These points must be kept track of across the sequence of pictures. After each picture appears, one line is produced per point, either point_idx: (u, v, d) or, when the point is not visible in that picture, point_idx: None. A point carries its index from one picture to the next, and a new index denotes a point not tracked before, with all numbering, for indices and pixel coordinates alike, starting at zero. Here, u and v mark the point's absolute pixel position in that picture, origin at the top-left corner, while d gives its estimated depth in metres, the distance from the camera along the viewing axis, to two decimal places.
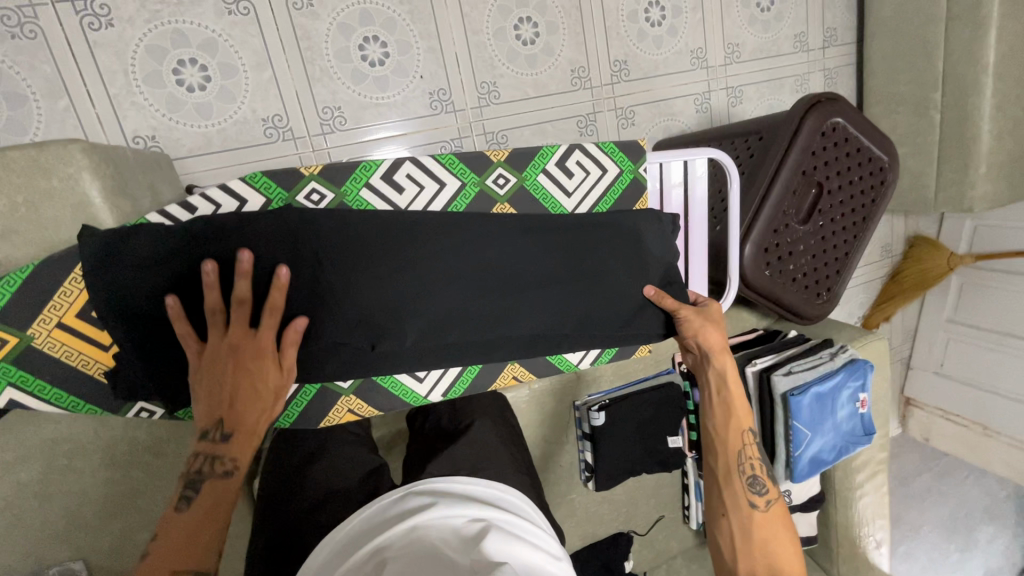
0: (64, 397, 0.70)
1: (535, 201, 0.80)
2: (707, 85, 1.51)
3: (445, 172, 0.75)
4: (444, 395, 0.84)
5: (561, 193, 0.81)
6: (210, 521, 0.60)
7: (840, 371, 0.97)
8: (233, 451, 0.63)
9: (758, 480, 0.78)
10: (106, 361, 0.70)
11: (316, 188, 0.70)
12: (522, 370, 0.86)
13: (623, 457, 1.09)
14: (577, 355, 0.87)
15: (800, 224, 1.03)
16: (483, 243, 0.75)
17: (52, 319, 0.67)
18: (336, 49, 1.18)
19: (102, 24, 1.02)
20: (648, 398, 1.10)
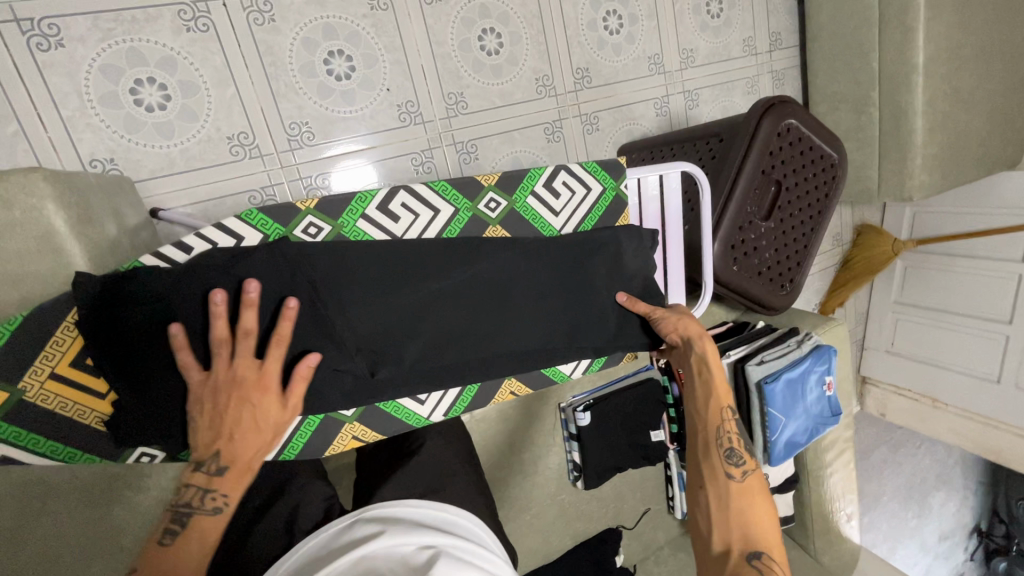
0: (59, 448, 0.68)
1: (523, 221, 0.80)
2: (666, 90, 1.57)
3: (438, 199, 0.74)
4: (445, 415, 0.84)
5: (550, 213, 0.81)
6: (197, 553, 0.64)
7: (806, 358, 1.04)
8: (223, 486, 0.66)
9: (737, 452, 0.80)
10: (103, 409, 0.70)
11: (313, 221, 0.69)
12: (519, 384, 0.87)
13: (611, 454, 1.13)
14: (570, 366, 0.89)
15: (763, 220, 1.09)
16: (473, 257, 0.77)
17: (45, 370, 0.65)
18: (300, 64, 1.16)
19: (50, 45, 0.97)
20: (628, 395, 1.14)
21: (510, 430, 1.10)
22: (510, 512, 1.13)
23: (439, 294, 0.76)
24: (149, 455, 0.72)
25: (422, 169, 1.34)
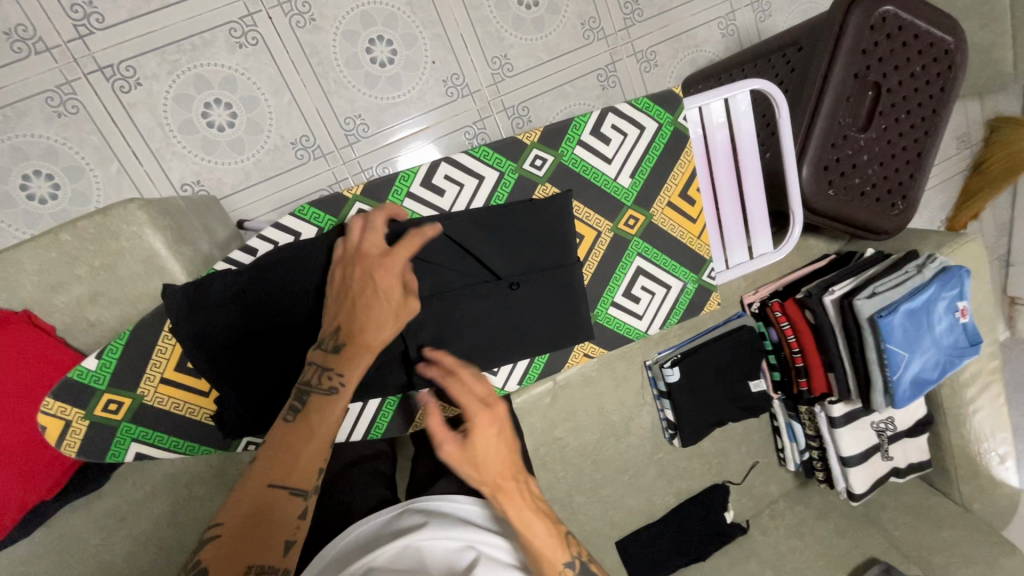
0: (180, 442, 0.76)
1: (574, 175, 0.76)
2: (730, 5, 1.40)
3: (478, 164, 0.73)
4: (519, 383, 0.84)
5: (602, 161, 0.77)
6: (316, 428, 0.60)
7: (930, 284, 0.90)
8: (339, 365, 0.63)
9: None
10: (210, 405, 0.76)
11: (362, 207, 0.71)
12: (592, 346, 0.85)
13: (706, 411, 1.07)
14: (645, 321, 0.87)
15: (860, 132, 0.95)
16: (523, 229, 0.73)
17: (156, 376, 0.73)
18: (345, 58, 1.18)
19: (131, 85, 1.07)
20: (720, 346, 1.06)
21: (598, 393, 1.07)
22: (607, 473, 1.12)
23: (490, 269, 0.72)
24: (250, 443, 0.77)
25: (477, 141, 1.32)
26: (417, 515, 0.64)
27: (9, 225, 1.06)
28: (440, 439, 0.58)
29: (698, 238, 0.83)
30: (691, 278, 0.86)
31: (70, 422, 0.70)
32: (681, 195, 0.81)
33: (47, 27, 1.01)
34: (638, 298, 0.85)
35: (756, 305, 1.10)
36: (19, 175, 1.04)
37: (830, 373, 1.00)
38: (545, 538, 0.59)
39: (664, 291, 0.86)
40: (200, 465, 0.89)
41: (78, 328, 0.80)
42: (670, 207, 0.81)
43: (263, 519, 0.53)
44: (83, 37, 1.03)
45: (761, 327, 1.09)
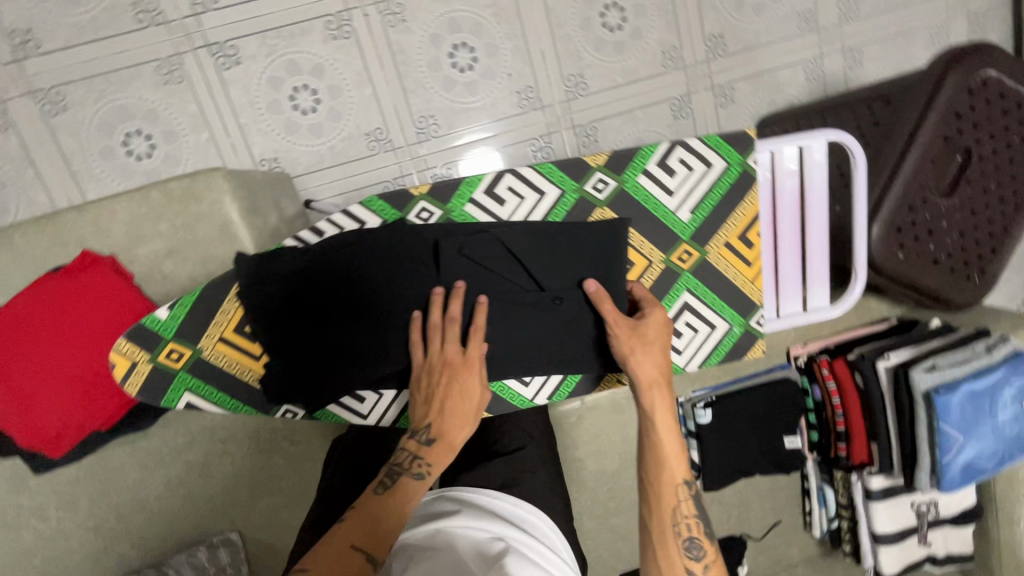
0: (225, 398, 0.75)
1: (634, 203, 0.69)
2: (819, 49, 1.37)
3: (541, 180, 0.70)
4: (548, 399, 0.79)
5: (664, 193, 0.68)
6: (392, 507, 0.60)
7: (1000, 367, 0.84)
8: (431, 457, 0.63)
9: (699, 543, 0.61)
10: (258, 370, 0.76)
11: (425, 206, 0.71)
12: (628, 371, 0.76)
13: (733, 459, 1.04)
14: (685, 356, 0.75)
15: (943, 197, 0.90)
16: (571, 249, 0.69)
17: (216, 333, 0.74)
18: (428, 60, 1.23)
19: (231, 63, 1.16)
20: (757, 394, 1.02)
21: (623, 420, 1.06)
22: (621, 503, 1.10)
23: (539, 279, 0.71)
24: (289, 412, 0.76)
25: (540, 154, 1.34)
26: (449, 503, 0.68)
27: (108, 175, 1.18)
28: (615, 317, 0.66)
29: (753, 281, 0.73)
30: (739, 321, 0.73)
31: (136, 362, 0.73)
32: (740, 237, 0.69)
33: (168, 3, 1.11)
34: (682, 333, 0.74)
35: (803, 358, 1.05)
36: (122, 132, 1.16)
37: (872, 442, 0.95)
38: (674, 449, 0.63)
39: (710, 330, 0.74)
40: (234, 423, 0.94)
41: (150, 279, 0.86)
42: (726, 247, 0.70)
43: (332, 568, 0.53)
44: (198, 14, 1.12)
45: (806, 382, 1.04)
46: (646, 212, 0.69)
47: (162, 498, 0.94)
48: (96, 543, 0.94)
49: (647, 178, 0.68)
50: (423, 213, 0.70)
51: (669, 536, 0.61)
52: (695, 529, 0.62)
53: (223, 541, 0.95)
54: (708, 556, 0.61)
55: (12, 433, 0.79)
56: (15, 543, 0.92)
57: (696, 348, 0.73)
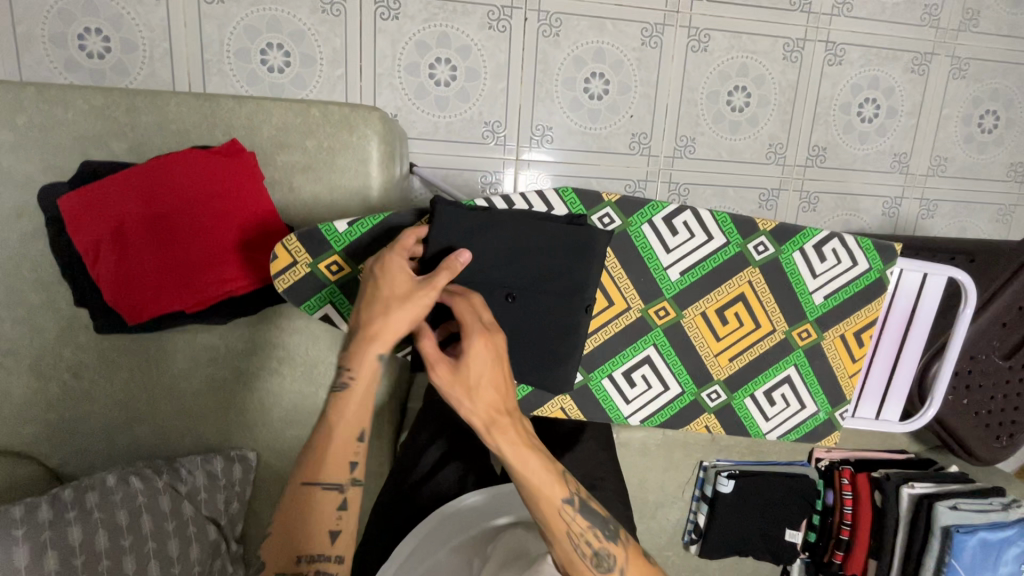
0: None
1: (782, 274, 0.74)
2: (903, 191, 1.47)
3: (714, 228, 0.73)
4: (640, 422, 0.79)
5: (809, 272, 0.74)
6: (333, 438, 0.62)
7: (1012, 525, 0.92)
8: (357, 372, 0.62)
9: (607, 554, 0.60)
10: None
11: (610, 213, 0.72)
12: (716, 422, 0.79)
13: (735, 534, 1.09)
14: (771, 422, 0.80)
15: (1001, 358, 0.98)
16: (702, 293, 0.75)
17: (379, 262, 0.73)
18: (565, 77, 1.29)
19: (390, 16, 1.19)
20: (777, 482, 1.06)
21: (646, 466, 1.09)
22: None
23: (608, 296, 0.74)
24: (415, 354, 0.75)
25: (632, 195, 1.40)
26: (515, 503, 0.77)
27: (234, 76, 1.16)
28: (433, 359, 0.60)
29: (849, 378, 0.78)
30: (826, 408, 0.79)
31: (297, 264, 0.72)
32: (856, 334, 0.76)
33: None
34: (775, 402, 0.79)
35: (825, 463, 1.10)
36: (264, 41, 1.15)
37: (871, 559, 1.01)
38: (541, 474, 0.60)
39: (798, 408, 0.79)
40: (296, 348, 0.94)
41: (278, 187, 0.87)
42: (841, 339, 0.76)
43: (303, 524, 0.61)
44: None
45: (820, 485, 1.08)
46: (790, 285, 0.74)
47: (200, 397, 0.93)
48: (116, 420, 0.92)
49: (801, 256, 0.74)
50: (608, 218, 0.71)
51: (575, 559, 0.60)
52: (597, 544, 0.60)
53: (241, 458, 0.94)
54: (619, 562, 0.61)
55: (100, 283, 0.80)
56: (39, 394, 0.89)
57: (782, 415, 0.79)
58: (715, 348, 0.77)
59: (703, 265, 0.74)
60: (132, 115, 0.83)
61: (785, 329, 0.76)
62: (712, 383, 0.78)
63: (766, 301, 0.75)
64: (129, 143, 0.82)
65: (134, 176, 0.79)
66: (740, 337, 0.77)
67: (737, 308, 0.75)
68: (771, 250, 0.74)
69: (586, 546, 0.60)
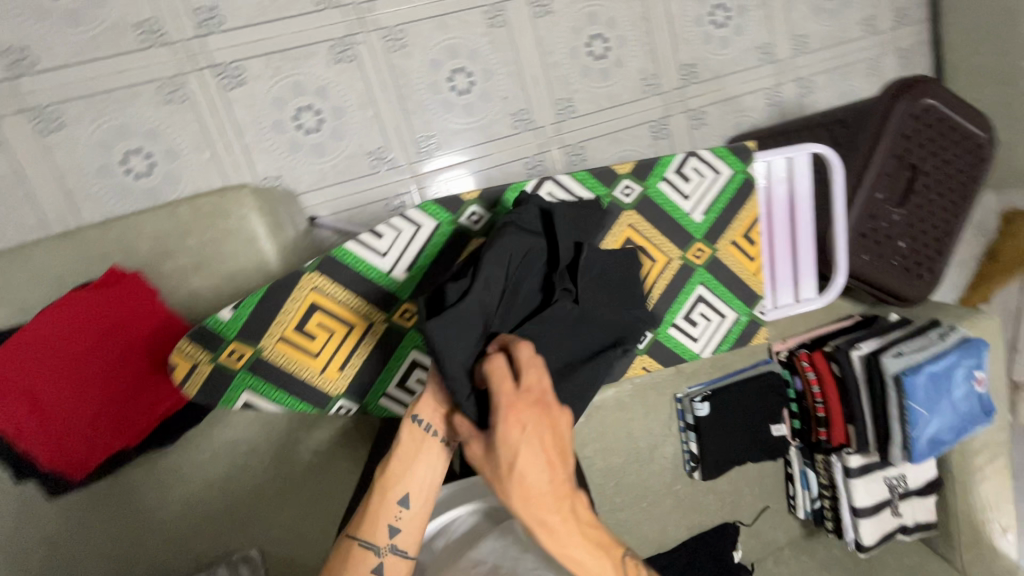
0: (284, 396, 0.71)
1: (655, 207, 0.76)
2: (777, 79, 1.53)
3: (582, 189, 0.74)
4: None
5: (680, 197, 0.76)
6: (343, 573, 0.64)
7: (952, 352, 0.99)
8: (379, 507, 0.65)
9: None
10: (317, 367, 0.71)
11: (476, 209, 0.71)
12: (650, 361, 0.81)
13: (729, 447, 1.13)
14: (701, 343, 0.82)
15: (896, 207, 1.04)
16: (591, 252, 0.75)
17: (277, 332, 0.69)
18: (428, 83, 1.29)
19: (235, 83, 1.17)
20: (746, 389, 1.13)
21: (628, 417, 1.14)
22: (625, 499, 1.17)
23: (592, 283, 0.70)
24: (348, 407, 0.73)
25: (534, 171, 1.42)
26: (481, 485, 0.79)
27: (102, 194, 1.13)
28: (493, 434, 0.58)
29: (754, 276, 0.82)
30: (742, 311, 0.84)
31: (198, 363, 0.68)
32: (741, 236, 0.80)
33: (172, 24, 1.11)
34: (696, 322, 0.82)
35: (785, 352, 1.17)
36: (121, 151, 1.12)
37: (849, 424, 1.08)
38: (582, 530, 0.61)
39: (719, 320, 0.83)
40: (257, 437, 0.94)
41: (175, 293, 0.86)
42: (733, 244, 0.80)
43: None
44: (203, 37, 1.13)
45: (787, 374, 1.17)
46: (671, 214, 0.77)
47: (180, 517, 0.93)
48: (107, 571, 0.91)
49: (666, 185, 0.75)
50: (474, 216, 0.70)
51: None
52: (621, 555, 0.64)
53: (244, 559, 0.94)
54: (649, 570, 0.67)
55: (33, 453, 0.77)
56: None
57: (707, 332, 0.82)
58: None
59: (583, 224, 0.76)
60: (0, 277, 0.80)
61: (680, 254, 0.79)
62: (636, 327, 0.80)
63: (651, 235, 0.76)
64: (7, 306, 0.79)
65: (25, 338, 0.76)
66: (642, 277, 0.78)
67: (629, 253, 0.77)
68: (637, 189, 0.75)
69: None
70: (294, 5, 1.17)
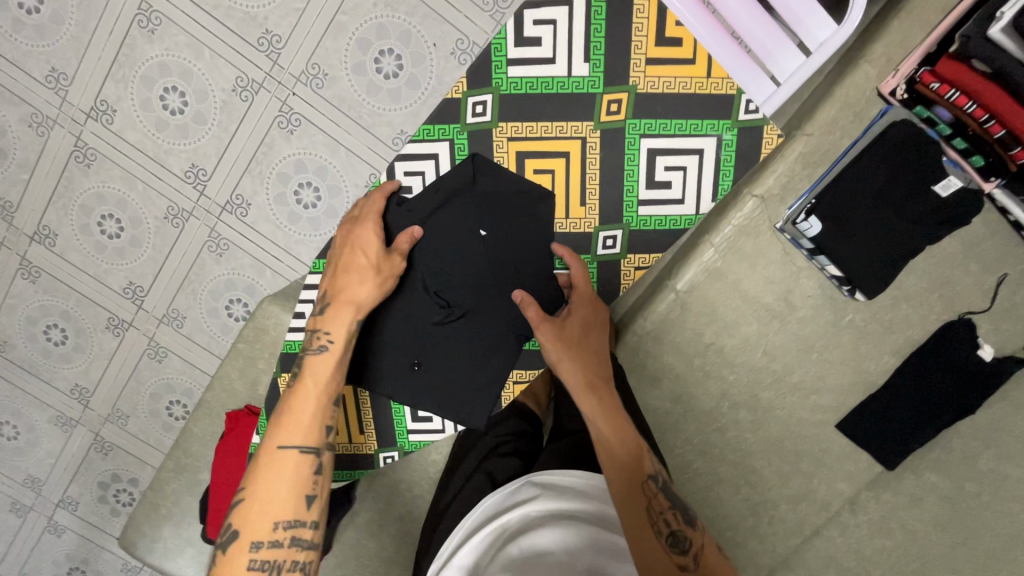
0: (341, 471, 0.88)
1: (528, 97, 0.75)
2: None
3: (425, 145, 0.77)
4: None
5: (545, 67, 0.74)
6: (297, 467, 0.70)
7: None
8: (329, 356, 0.75)
9: (681, 533, 0.66)
10: (343, 438, 0.87)
11: None
12: (641, 257, 0.80)
13: (877, 246, 0.86)
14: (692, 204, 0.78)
15: None
16: (498, 185, 0.77)
17: None
18: (364, 86, 1.08)
19: (244, 207, 1.17)
20: (869, 165, 0.83)
21: (732, 281, 0.96)
22: (784, 359, 0.98)
23: (488, 246, 0.78)
24: (388, 456, 0.87)
25: None
26: (532, 487, 0.71)
27: (213, 333, 1.27)
28: (543, 316, 0.75)
29: (707, 78, 0.73)
30: (726, 127, 0.75)
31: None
32: (657, 44, 0.72)
33: (180, 197, 1.18)
34: (669, 180, 0.77)
35: (902, 88, 0.81)
36: (225, 299, 1.24)
37: None
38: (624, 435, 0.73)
39: (696, 159, 0.76)
40: (409, 470, 1.08)
41: None
42: (651, 65, 0.73)
43: (245, 513, 0.67)
44: (204, 192, 1.17)
45: (922, 112, 0.82)
46: (542, 93, 0.75)
47: (397, 553, 1.10)
48: None
49: (517, 69, 0.74)
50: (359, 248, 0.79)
51: (652, 524, 0.65)
52: (674, 522, 0.66)
53: None
54: (693, 547, 0.65)
55: None
56: None
57: (697, 196, 0.77)
58: (562, 207, 0.78)
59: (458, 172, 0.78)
60: (192, 447, 1.10)
61: (593, 125, 0.76)
62: (598, 234, 0.79)
63: (546, 131, 0.76)
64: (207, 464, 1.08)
65: (217, 486, 1.00)
66: (567, 178, 0.78)
67: (532, 165, 0.77)
68: (488, 97, 0.76)
69: (665, 519, 0.66)
70: (231, 115, 1.12)
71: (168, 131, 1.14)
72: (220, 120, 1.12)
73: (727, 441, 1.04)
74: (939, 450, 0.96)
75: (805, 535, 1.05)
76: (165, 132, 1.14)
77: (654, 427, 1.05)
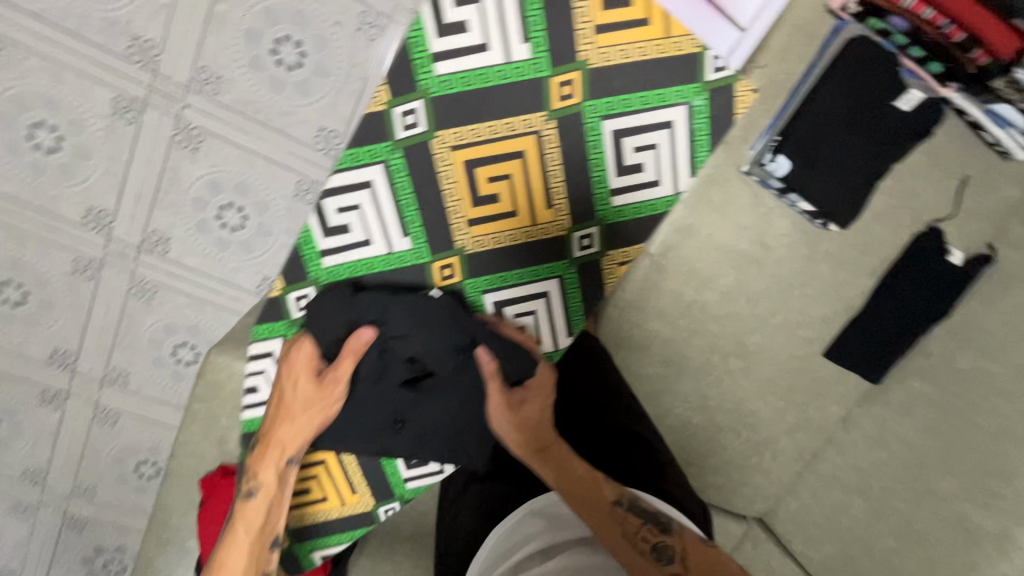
0: (341, 534, 0.94)
1: (462, 96, 0.75)
2: None
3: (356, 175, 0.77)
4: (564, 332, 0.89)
5: (483, 57, 0.74)
6: None
7: None
8: (258, 497, 0.78)
9: (664, 544, 0.65)
10: (337, 503, 0.92)
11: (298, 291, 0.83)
12: (619, 257, 0.87)
13: (844, 180, 0.82)
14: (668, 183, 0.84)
15: None
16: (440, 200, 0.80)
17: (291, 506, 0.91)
18: (265, 84, 0.91)
19: (162, 243, 1.01)
20: (830, 95, 0.78)
21: (704, 233, 0.92)
22: (761, 302, 0.97)
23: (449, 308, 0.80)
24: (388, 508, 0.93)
25: None
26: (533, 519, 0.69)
27: (165, 381, 1.15)
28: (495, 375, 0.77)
29: (667, 40, 0.77)
30: (696, 92, 0.80)
31: None
32: (604, 18, 0.75)
33: (82, 245, 0.99)
34: (639, 161, 0.82)
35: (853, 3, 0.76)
36: (169, 344, 1.12)
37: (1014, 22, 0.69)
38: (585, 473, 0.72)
39: (667, 132, 0.81)
40: None
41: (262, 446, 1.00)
42: (603, 41, 0.75)
43: None
44: (107, 237, 0.99)
45: (875, 24, 0.75)
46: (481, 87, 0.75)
47: None
48: None
49: (448, 65, 0.74)
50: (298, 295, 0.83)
51: (626, 543, 0.64)
52: (655, 535, 0.65)
53: None
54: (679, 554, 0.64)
55: None
56: None
57: (663, 172, 0.83)
58: (523, 213, 0.82)
59: (397, 192, 0.79)
60: None
61: (551, 114, 0.78)
62: (573, 235, 0.84)
63: (495, 134, 0.77)
64: None
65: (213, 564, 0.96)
66: (517, 183, 0.81)
67: (483, 174, 0.79)
68: (416, 103, 0.75)
69: (642, 537, 0.65)
70: (119, 144, 0.92)
71: (49, 175, 0.93)
72: (107, 152, 0.92)
73: (723, 391, 1.03)
74: (921, 358, 0.96)
75: (807, 460, 1.08)
76: (44, 177, 0.93)
77: (648, 391, 1.04)
